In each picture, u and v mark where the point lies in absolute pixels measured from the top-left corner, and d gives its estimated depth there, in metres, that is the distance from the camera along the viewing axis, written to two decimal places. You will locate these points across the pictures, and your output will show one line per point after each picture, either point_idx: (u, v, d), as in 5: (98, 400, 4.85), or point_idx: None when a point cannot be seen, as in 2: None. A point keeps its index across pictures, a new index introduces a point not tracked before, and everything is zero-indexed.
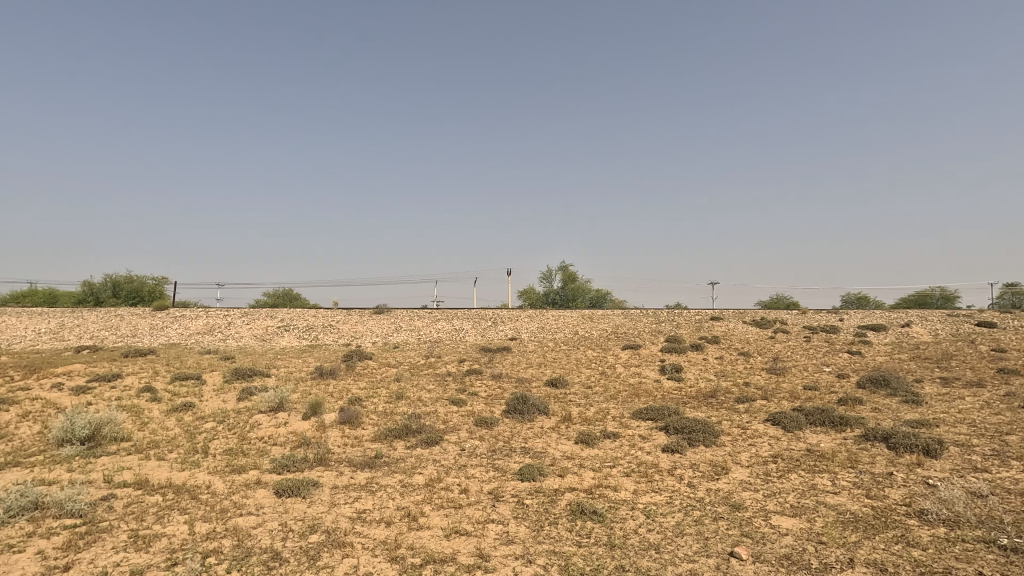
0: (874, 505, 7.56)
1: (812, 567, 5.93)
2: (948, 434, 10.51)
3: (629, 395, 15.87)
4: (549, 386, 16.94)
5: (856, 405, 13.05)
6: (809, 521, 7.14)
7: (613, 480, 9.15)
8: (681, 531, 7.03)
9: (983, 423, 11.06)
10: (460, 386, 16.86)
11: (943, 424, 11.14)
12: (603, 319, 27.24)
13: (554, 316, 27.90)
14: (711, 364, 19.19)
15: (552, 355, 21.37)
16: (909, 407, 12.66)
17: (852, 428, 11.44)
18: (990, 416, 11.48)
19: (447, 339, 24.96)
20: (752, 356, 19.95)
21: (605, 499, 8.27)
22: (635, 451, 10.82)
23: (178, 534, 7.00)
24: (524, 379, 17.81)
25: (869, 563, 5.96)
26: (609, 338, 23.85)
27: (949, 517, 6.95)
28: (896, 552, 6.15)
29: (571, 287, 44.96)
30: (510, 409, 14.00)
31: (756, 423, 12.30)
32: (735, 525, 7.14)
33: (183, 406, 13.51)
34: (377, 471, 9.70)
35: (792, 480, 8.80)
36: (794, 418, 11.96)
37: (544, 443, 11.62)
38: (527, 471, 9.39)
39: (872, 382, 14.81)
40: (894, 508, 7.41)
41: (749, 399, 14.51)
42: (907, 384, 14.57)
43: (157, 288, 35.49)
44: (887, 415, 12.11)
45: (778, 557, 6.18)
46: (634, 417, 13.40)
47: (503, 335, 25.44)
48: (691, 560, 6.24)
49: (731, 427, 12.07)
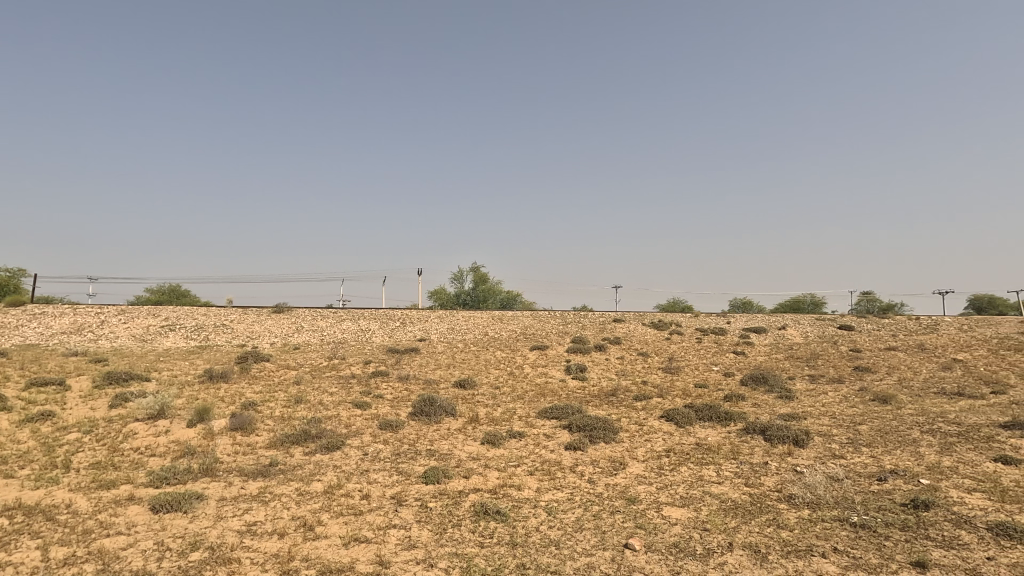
0: (752, 492, 8.28)
1: (696, 553, 6.37)
2: (813, 426, 11.77)
3: (536, 395, 16.23)
4: (457, 387, 16.91)
5: (738, 401, 14.24)
6: (696, 510, 7.67)
7: (517, 479, 9.30)
8: (580, 526, 7.28)
9: (841, 415, 12.51)
10: (364, 389, 16.34)
11: (810, 417, 12.46)
12: (513, 320, 27.66)
13: (464, 317, 27.88)
14: (613, 364, 20.11)
15: (461, 356, 21.35)
16: (782, 402, 14.02)
17: (734, 422, 12.46)
18: (847, 409, 13.02)
19: (352, 340, 24.07)
20: (651, 356, 21.16)
21: (509, 498, 8.37)
22: (540, 449, 11.08)
23: (28, 561, 6.15)
24: (432, 380, 17.64)
25: (746, 545, 6.50)
26: (517, 339, 24.23)
27: (812, 499, 7.78)
28: (768, 534, 6.77)
29: (482, 288, 45.25)
30: (416, 412, 13.78)
31: (652, 420, 13.04)
32: (630, 517, 7.51)
33: (40, 416, 11.91)
34: (271, 480, 9.14)
35: (682, 472, 9.42)
36: (685, 414, 12.82)
37: (450, 444, 11.56)
38: (431, 474, 9.28)
39: (752, 380, 16.23)
40: (768, 494, 8.15)
41: (646, 397, 15.37)
42: (781, 381, 16.13)
43: (13, 281, 31.17)
44: (764, 410, 13.34)
45: (667, 546, 6.58)
46: (540, 416, 13.71)
47: (411, 336, 25.03)
48: (588, 554, 6.46)
49: (629, 424, 12.69)
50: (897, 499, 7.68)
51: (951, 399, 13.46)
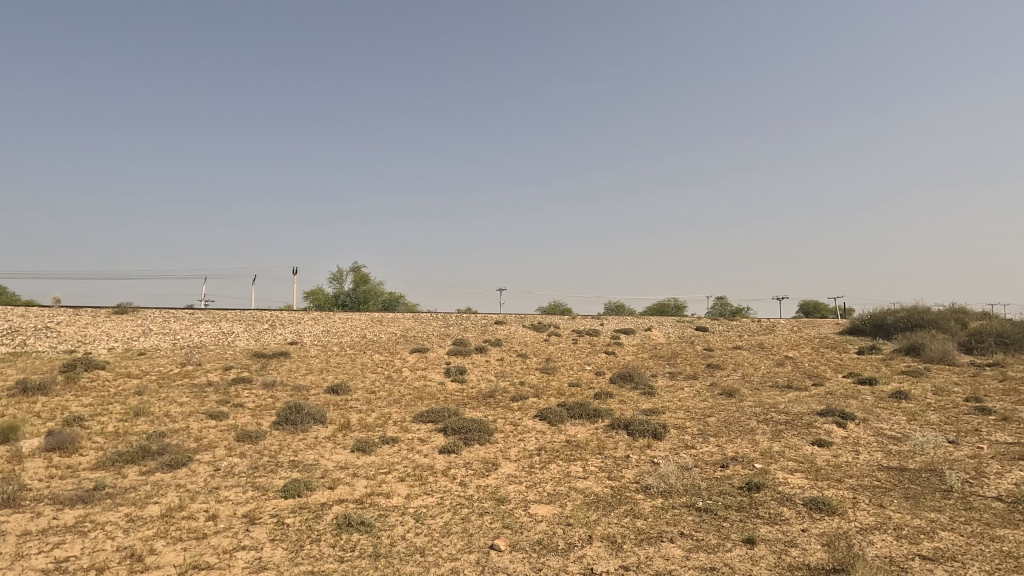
0: (613, 485, 8.74)
1: (558, 548, 6.54)
2: (670, 419, 12.76)
3: (413, 398, 15.85)
4: (329, 393, 16.01)
5: (607, 399, 15.05)
6: (561, 506, 7.92)
7: (386, 486, 8.96)
8: (448, 530, 7.16)
9: (694, 409, 13.73)
10: (222, 397, 14.86)
11: (668, 411, 13.51)
12: (393, 321, 26.90)
13: (341, 318, 26.58)
14: (493, 365, 20.30)
15: (336, 360, 20.29)
16: (645, 398, 15.07)
17: (602, 419, 13.13)
18: (700, 403, 14.32)
19: (211, 344, 21.86)
20: (529, 357, 21.69)
21: (375, 508, 8.01)
22: (413, 454, 10.80)
23: None
24: (301, 386, 16.53)
25: (604, 537, 6.80)
26: (397, 341, 23.58)
27: (665, 488, 8.38)
28: (625, 524, 7.15)
29: (362, 289, 43.54)
30: (280, 421, 12.80)
31: (526, 419, 13.31)
32: (498, 518, 7.55)
33: None
34: (95, 507, 7.91)
35: (551, 469, 9.70)
36: (557, 412, 13.27)
37: (317, 454, 10.86)
38: (291, 487, 8.63)
39: (620, 378, 17.25)
40: (627, 486, 8.66)
41: (522, 397, 15.70)
42: (645, 378, 17.33)
43: None
44: (629, 406, 14.23)
45: (531, 543, 6.69)
46: (415, 420, 13.39)
47: (281, 339, 23.32)
48: (454, 559, 6.37)
49: (505, 425, 12.84)
50: (736, 482, 8.54)
51: (782, 391, 15.35)
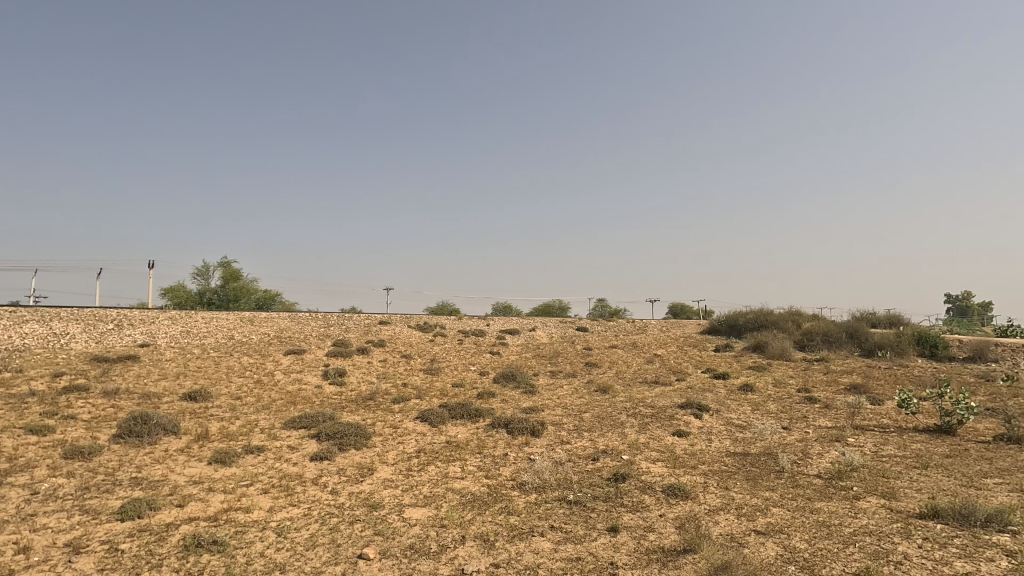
0: (490, 484, 8.81)
1: (430, 552, 6.43)
2: (548, 417, 13.17)
3: (285, 403, 14.82)
4: (186, 400, 14.45)
5: (489, 398, 15.19)
6: (436, 508, 7.81)
7: (246, 500, 8.23)
8: (313, 543, 6.75)
9: (571, 405, 14.31)
10: (48, 408, 12.79)
11: (547, 409, 13.95)
12: (266, 321, 25.00)
13: (205, 318, 24.18)
14: (375, 367, 19.62)
15: (197, 363, 18.40)
16: (526, 397, 15.44)
17: (483, 418, 13.20)
18: (577, 400, 14.96)
19: (37, 347, 18.76)
20: (414, 358, 21.27)
21: (232, 524, 7.32)
22: (280, 464, 10.06)
23: None
24: (152, 393, 14.75)
25: (477, 536, 6.82)
26: (270, 343, 21.94)
27: (539, 484, 8.60)
28: (498, 522, 7.22)
29: (232, 286, 40.01)
30: (122, 433, 11.28)
31: (407, 422, 13.00)
32: (370, 525, 7.26)
33: None
34: None
35: (429, 471, 9.55)
36: (438, 413, 13.12)
37: (166, 468, 9.72)
38: (130, 508, 7.62)
39: (503, 378, 17.49)
40: (504, 484, 8.77)
41: (404, 398, 15.33)
42: (527, 377, 17.75)
43: None
44: (510, 404, 14.49)
45: (403, 549, 6.51)
46: (285, 427, 12.50)
47: (129, 341, 20.65)
48: (317, 573, 6.00)
49: (383, 428, 12.44)
50: (604, 474, 9.01)
51: (650, 387, 16.53)
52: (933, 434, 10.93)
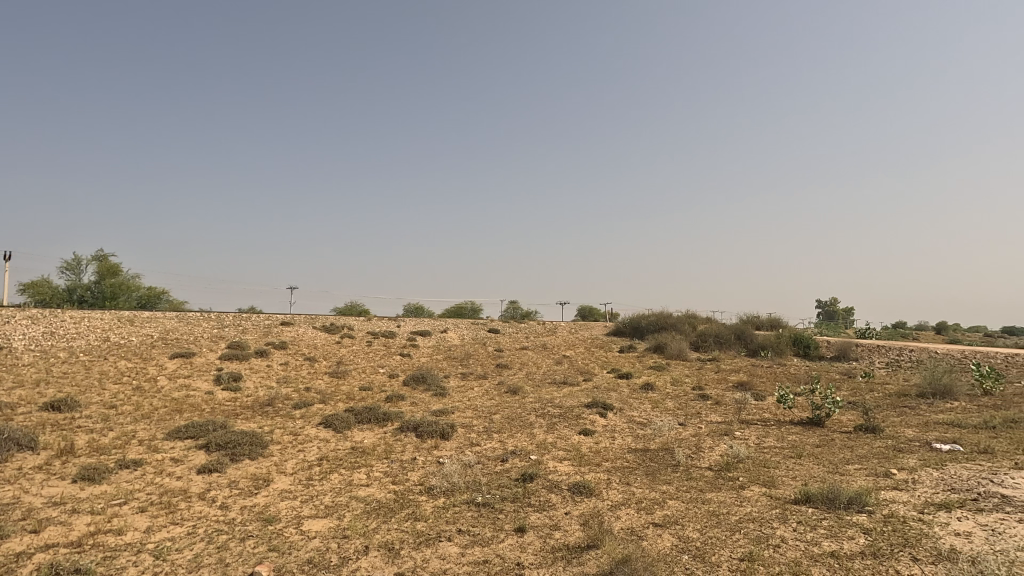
0: (396, 490, 8.56)
1: (330, 565, 6.11)
2: (458, 419, 13.08)
3: (169, 411, 13.53)
4: (48, 411, 12.74)
5: (398, 401, 14.82)
6: (338, 518, 7.46)
7: (119, 520, 7.38)
8: (198, 564, 6.18)
9: (482, 407, 14.31)
10: None
11: (457, 411, 13.86)
12: (149, 322, 22.73)
13: (74, 317, 21.52)
14: (275, 370, 18.48)
15: (63, 369, 16.31)
16: (436, 399, 15.24)
17: (391, 422, 12.84)
18: (487, 401, 15.00)
19: None
20: (318, 360, 20.29)
21: (100, 549, 6.53)
22: (161, 479, 9.14)
23: None
24: (3, 404, 12.86)
25: (382, 545, 6.59)
26: (153, 345, 19.95)
27: (447, 487, 8.48)
28: (404, 529, 7.03)
29: (110, 283, 36.02)
30: None
31: (308, 428, 12.34)
32: (264, 541, 6.78)
33: None
34: None
35: (331, 480, 9.11)
36: (343, 418, 12.59)
37: (18, 490, 8.49)
38: None
39: (413, 380, 17.15)
40: (411, 489, 8.56)
41: (306, 403, 14.56)
42: (438, 379, 17.52)
43: None
44: (420, 407, 14.23)
45: (300, 564, 6.14)
46: (169, 437, 11.40)
47: None
48: None
49: (282, 435, 11.72)
50: (513, 475, 9.06)
51: (559, 387, 16.96)
52: (805, 426, 12.11)
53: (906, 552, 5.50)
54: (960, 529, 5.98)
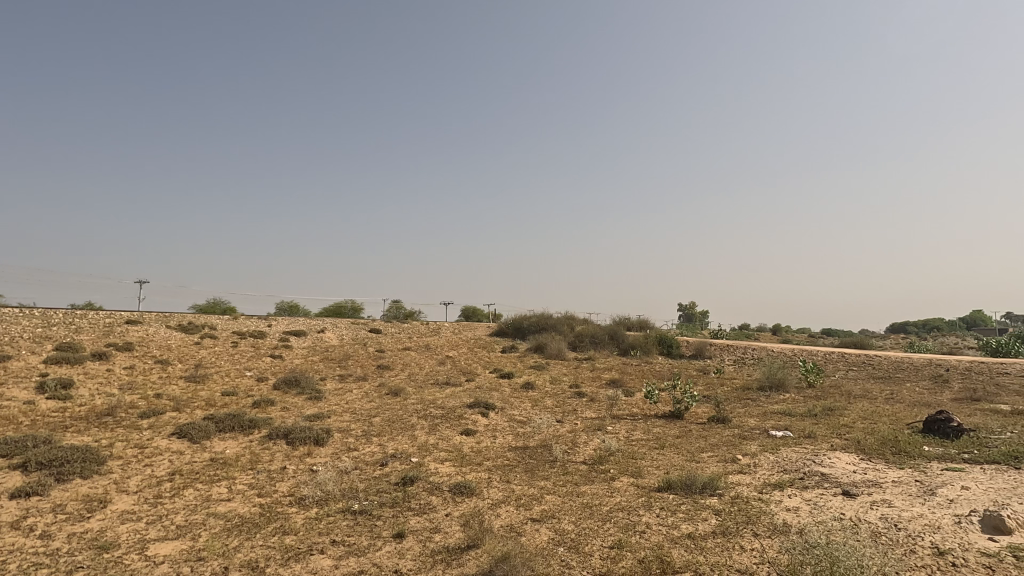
0: (263, 503, 7.90)
1: None
2: (334, 423, 12.44)
3: None
4: None
5: (267, 407, 13.73)
6: (193, 539, 6.71)
7: None
8: None
9: (360, 410, 13.74)
10: None
11: (333, 415, 13.16)
12: None
13: None
14: (118, 375, 16.23)
15: None
16: (310, 403, 14.36)
17: (258, 430, 11.85)
18: (367, 404, 14.44)
19: None
20: (172, 363, 18.17)
21: None
22: None
23: None
24: None
25: (245, 564, 6.04)
26: None
27: (321, 496, 8.01)
28: (271, 545, 6.51)
29: None
30: None
31: (158, 439, 10.98)
32: (98, 572, 5.89)
33: None
34: None
35: (185, 496, 8.18)
36: (201, 427, 11.37)
37: None
38: None
39: (285, 384, 16.01)
40: (279, 501, 7.95)
41: (156, 411, 12.95)
42: (313, 382, 16.53)
43: None
44: (292, 413, 13.30)
45: None
46: None
47: None
48: None
49: (125, 449, 10.30)
50: (392, 479, 8.80)
51: (442, 388, 16.84)
52: (668, 419, 13.21)
53: (749, 528, 6.21)
54: (790, 505, 6.88)
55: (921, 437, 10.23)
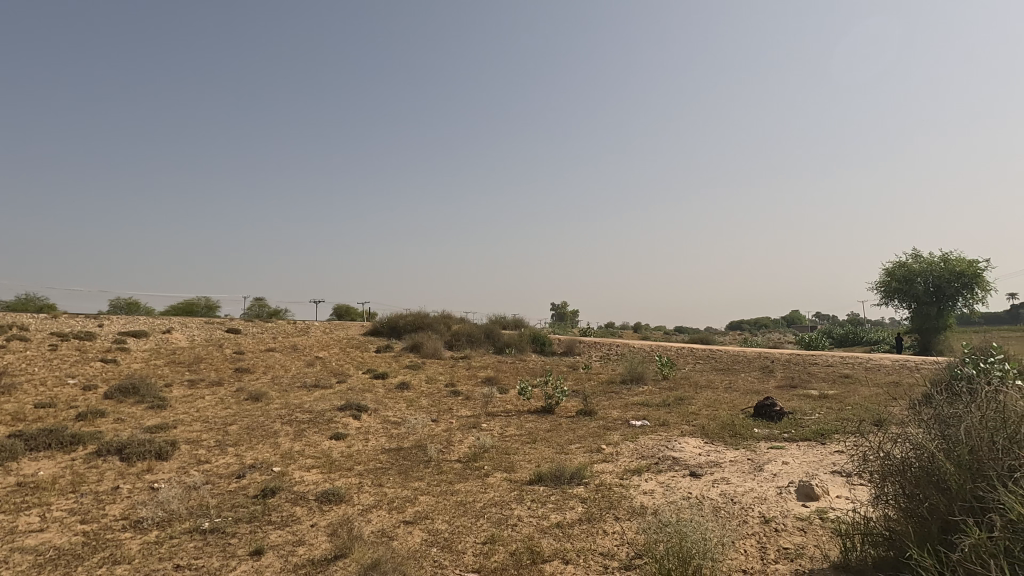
0: (87, 530, 6.82)
1: None
2: (181, 434, 11.12)
3: None
4: None
5: (96, 419, 11.90)
6: None
7: None
8: None
9: (214, 418, 12.46)
10: None
11: (181, 425, 11.78)
12: None
13: None
14: None
15: None
16: (152, 413, 12.72)
17: (82, 446, 10.22)
18: (221, 411, 13.13)
19: None
20: None
21: None
22: None
23: None
24: None
25: None
26: None
27: (163, 517, 7.11)
28: None
29: None
30: None
31: None
32: None
33: None
34: None
35: None
36: (4, 446, 9.51)
37: None
38: None
39: (119, 392, 13.98)
40: (110, 526, 6.92)
41: None
42: (155, 389, 14.63)
43: None
44: (128, 424, 11.68)
45: None
46: None
47: None
48: None
49: None
50: (251, 492, 8.08)
51: (309, 391, 15.86)
52: (540, 414, 13.71)
53: (611, 513, 6.63)
54: (646, 488, 7.49)
55: (752, 421, 11.74)
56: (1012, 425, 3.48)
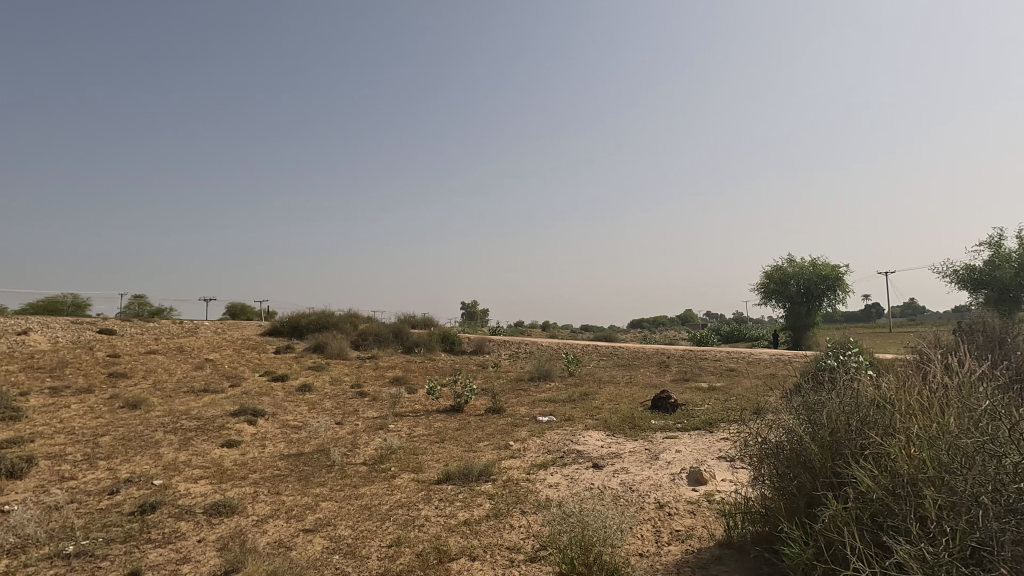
0: None
1: None
2: (39, 449, 9.80)
3: None
4: None
5: None
6: None
7: None
8: None
9: (82, 430, 11.11)
10: None
11: (39, 438, 10.38)
12: None
13: None
14: None
15: None
16: (2, 426, 11.09)
17: None
18: (91, 421, 11.74)
19: None
20: None
21: None
22: None
23: None
24: None
25: None
26: None
27: (16, 543, 6.23)
28: None
29: None
30: None
31: None
32: None
33: None
34: None
35: None
36: None
37: None
38: None
39: None
40: None
41: None
42: (7, 398, 12.77)
43: None
44: None
45: None
46: None
47: None
48: None
49: None
50: (125, 509, 7.31)
51: (197, 396, 14.62)
52: (449, 413, 13.65)
53: (518, 508, 6.75)
54: (552, 481, 7.72)
55: (650, 413, 12.47)
56: (863, 409, 3.97)
